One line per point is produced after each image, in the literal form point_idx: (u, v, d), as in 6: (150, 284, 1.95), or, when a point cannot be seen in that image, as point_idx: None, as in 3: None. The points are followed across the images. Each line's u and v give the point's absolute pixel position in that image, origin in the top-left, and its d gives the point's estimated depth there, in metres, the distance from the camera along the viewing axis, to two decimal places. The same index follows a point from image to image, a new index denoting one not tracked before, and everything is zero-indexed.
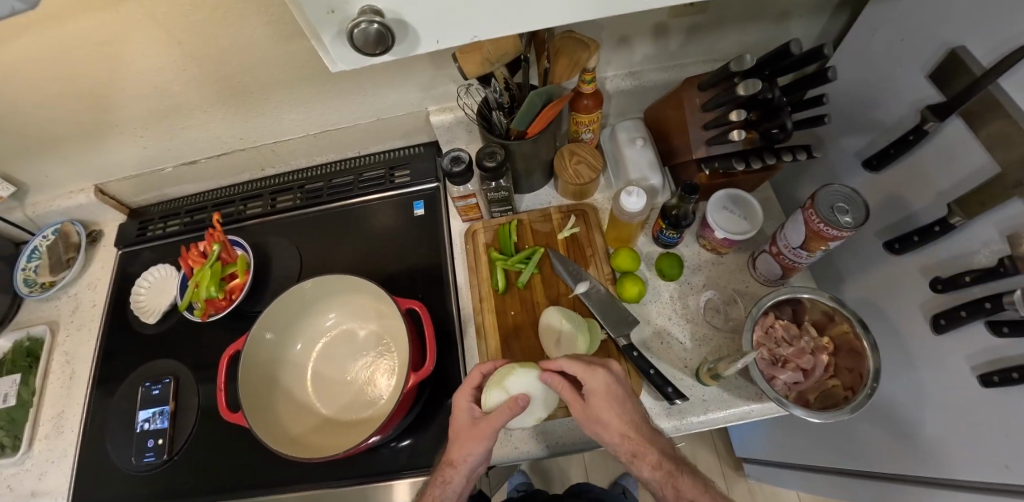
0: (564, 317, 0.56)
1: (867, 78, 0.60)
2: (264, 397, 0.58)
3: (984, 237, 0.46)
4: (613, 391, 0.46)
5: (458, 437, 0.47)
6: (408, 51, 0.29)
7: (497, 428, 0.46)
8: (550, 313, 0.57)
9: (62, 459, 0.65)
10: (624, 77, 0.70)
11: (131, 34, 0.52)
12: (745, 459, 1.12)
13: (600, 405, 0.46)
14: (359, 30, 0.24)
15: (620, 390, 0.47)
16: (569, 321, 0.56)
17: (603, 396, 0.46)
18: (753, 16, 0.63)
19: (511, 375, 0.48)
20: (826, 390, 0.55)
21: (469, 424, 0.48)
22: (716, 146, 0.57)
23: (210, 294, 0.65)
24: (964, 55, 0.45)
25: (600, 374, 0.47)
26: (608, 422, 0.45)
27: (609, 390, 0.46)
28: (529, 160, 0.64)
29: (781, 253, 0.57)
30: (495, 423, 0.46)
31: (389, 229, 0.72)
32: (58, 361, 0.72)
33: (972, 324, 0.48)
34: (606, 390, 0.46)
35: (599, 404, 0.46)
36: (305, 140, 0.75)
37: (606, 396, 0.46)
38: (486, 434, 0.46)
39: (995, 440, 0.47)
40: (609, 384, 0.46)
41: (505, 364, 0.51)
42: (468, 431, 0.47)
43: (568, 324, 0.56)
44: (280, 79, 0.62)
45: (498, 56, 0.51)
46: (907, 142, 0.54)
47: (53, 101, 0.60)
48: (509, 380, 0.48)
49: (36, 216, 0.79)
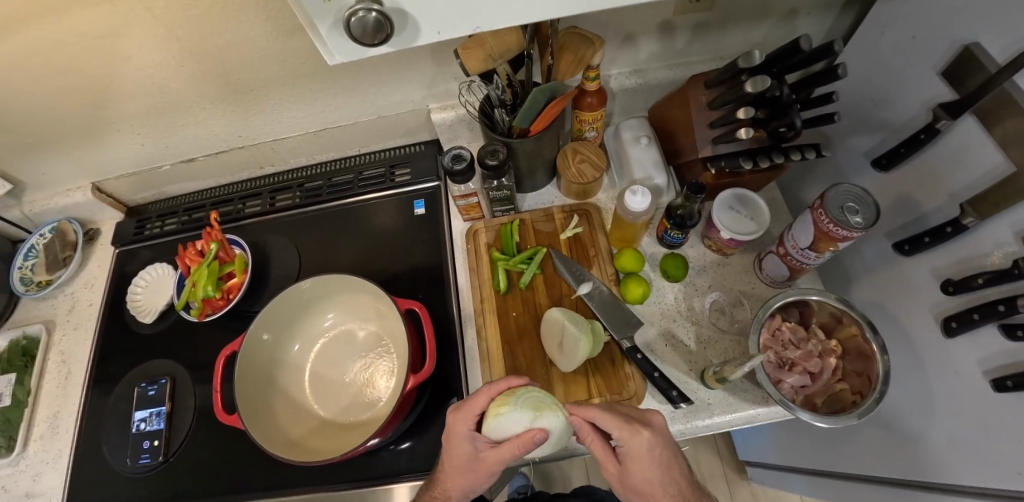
0: (566, 319, 0.54)
1: (877, 76, 0.59)
2: (262, 398, 0.57)
3: (996, 238, 0.45)
4: (652, 452, 0.43)
5: (456, 471, 0.45)
6: (407, 43, 0.28)
7: (501, 468, 0.44)
8: (553, 313, 0.56)
9: (57, 461, 0.65)
10: (629, 75, 0.69)
11: (129, 29, 0.51)
12: (749, 462, 1.10)
13: (639, 470, 0.44)
14: (356, 19, 0.24)
15: (658, 453, 0.44)
16: (571, 322, 0.54)
17: (639, 460, 0.43)
18: (760, 13, 0.62)
19: (545, 413, 0.44)
20: (834, 394, 0.54)
21: (470, 458, 0.45)
22: (722, 145, 0.56)
23: (207, 294, 0.64)
24: (978, 52, 0.44)
25: (641, 436, 0.43)
26: (642, 484, 0.44)
27: (647, 453, 0.43)
28: (531, 159, 0.63)
29: (789, 254, 0.56)
30: (499, 460, 0.43)
31: (389, 228, 0.71)
32: (54, 360, 0.72)
33: (985, 327, 0.47)
34: (646, 455, 0.43)
35: (635, 467, 0.44)
36: (305, 138, 0.74)
37: (642, 458, 0.43)
38: (488, 475, 0.44)
39: (1008, 447, 0.46)
40: (650, 446, 0.43)
41: (518, 394, 0.44)
42: (469, 469, 0.45)
43: (571, 326, 0.54)
44: (279, 75, 0.61)
45: (501, 52, 0.50)
46: (917, 142, 0.53)
47: (50, 97, 0.59)
48: (541, 415, 0.44)
49: (33, 214, 0.78)
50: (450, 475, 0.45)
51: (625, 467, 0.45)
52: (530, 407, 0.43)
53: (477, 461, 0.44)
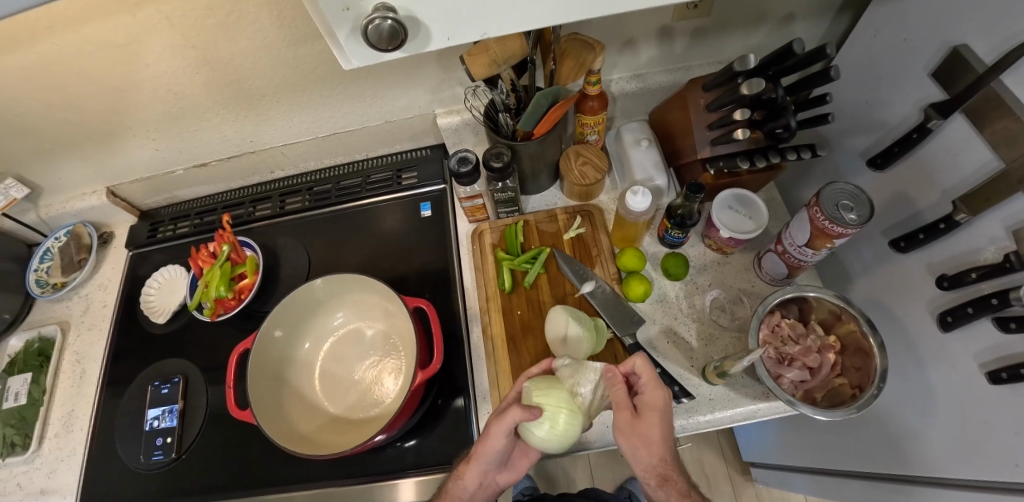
0: (567, 315, 0.56)
1: (870, 79, 0.61)
2: (274, 395, 0.58)
3: (990, 233, 0.46)
4: (663, 410, 0.45)
5: (480, 435, 0.49)
6: (420, 48, 0.30)
7: (502, 435, 0.46)
8: (555, 312, 0.58)
9: (71, 458, 0.66)
10: (629, 80, 0.71)
11: (149, 37, 0.53)
12: (753, 463, 1.10)
13: (652, 422, 0.45)
14: (373, 26, 0.26)
15: (671, 418, 0.45)
16: (570, 320, 0.56)
17: (653, 412, 0.45)
18: (756, 18, 0.64)
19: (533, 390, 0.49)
20: (833, 389, 0.55)
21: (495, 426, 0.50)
22: (720, 146, 0.58)
23: (220, 294, 0.66)
24: (967, 53, 0.46)
25: (658, 392, 0.45)
26: (645, 440, 0.45)
27: (658, 413, 0.45)
28: (535, 161, 0.65)
29: (786, 252, 0.57)
30: (501, 426, 0.46)
31: (396, 230, 0.73)
32: (68, 360, 0.73)
33: (980, 320, 0.48)
34: (655, 413, 0.45)
35: (647, 421, 0.45)
36: (313, 143, 0.76)
37: (657, 412, 0.45)
38: (494, 440, 0.47)
39: (1007, 439, 0.47)
40: (665, 405, 0.45)
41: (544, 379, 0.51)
42: (484, 431, 0.49)
43: (567, 321, 0.56)
44: (292, 82, 0.63)
45: (504, 58, 0.52)
46: (910, 141, 0.54)
47: (71, 104, 0.61)
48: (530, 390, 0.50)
49: (49, 218, 0.80)
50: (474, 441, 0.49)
51: (635, 423, 0.45)
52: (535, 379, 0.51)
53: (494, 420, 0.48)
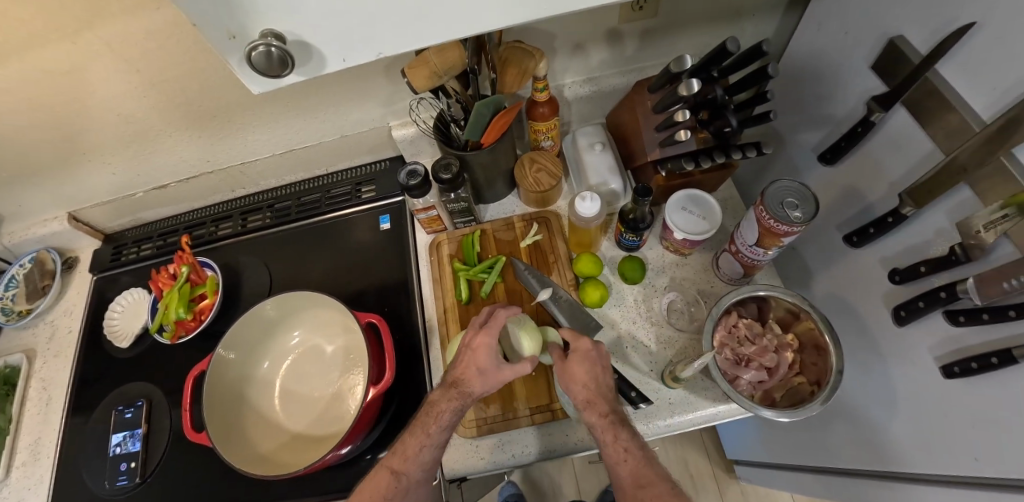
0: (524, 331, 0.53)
1: (817, 74, 0.61)
2: (232, 417, 0.58)
3: (937, 225, 0.46)
4: (594, 357, 0.49)
5: (479, 373, 0.47)
6: (317, 71, 0.30)
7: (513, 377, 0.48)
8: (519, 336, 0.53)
9: (38, 486, 0.66)
10: (583, 84, 0.71)
11: (91, 63, 0.53)
12: (737, 461, 1.09)
13: (577, 366, 0.48)
14: (258, 53, 0.26)
15: (603, 361, 0.49)
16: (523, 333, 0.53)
17: (577, 356, 0.48)
18: (703, 16, 0.63)
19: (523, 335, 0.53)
20: (792, 388, 0.54)
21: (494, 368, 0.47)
22: (669, 148, 0.57)
23: (179, 316, 0.66)
24: (903, 44, 0.45)
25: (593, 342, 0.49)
26: (573, 376, 0.48)
27: (592, 356, 0.49)
28: (488, 170, 0.64)
29: (739, 251, 0.57)
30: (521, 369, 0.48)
31: (356, 244, 0.73)
32: (35, 387, 0.73)
33: (932, 314, 0.48)
34: (591, 356, 0.48)
35: (571, 362, 0.48)
36: (272, 160, 0.75)
37: (583, 355, 0.48)
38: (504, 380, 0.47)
39: (965, 433, 0.46)
40: (592, 352, 0.49)
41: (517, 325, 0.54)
42: (491, 373, 0.47)
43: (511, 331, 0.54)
44: (242, 101, 0.63)
45: (446, 69, 0.51)
46: (856, 135, 0.54)
47: (22, 132, 0.61)
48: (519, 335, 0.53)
49: (13, 245, 0.80)
50: (476, 379, 0.47)
51: (565, 364, 0.49)
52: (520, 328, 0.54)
53: (501, 370, 0.47)
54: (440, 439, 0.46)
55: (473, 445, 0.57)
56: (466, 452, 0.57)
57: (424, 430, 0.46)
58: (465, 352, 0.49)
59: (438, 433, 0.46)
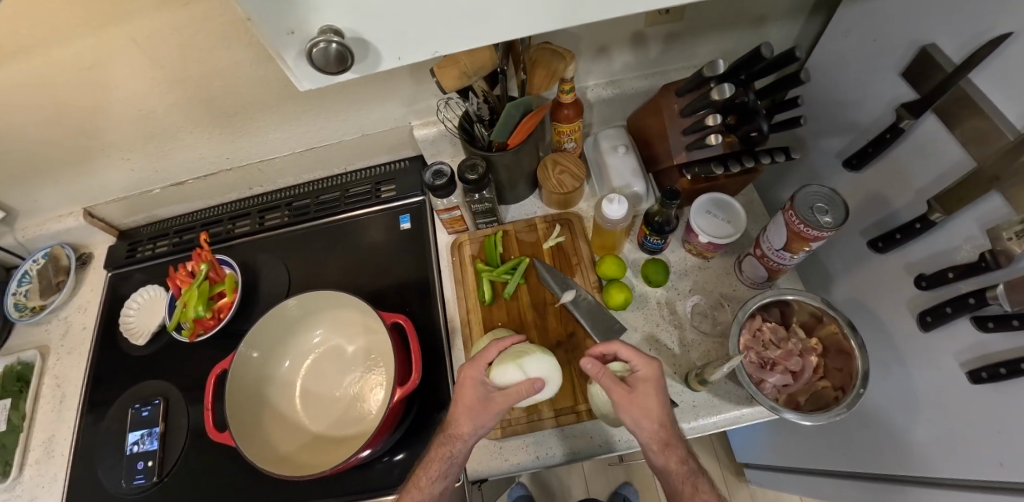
0: (513, 363, 0.50)
1: (842, 79, 0.61)
2: (252, 417, 0.58)
3: (966, 232, 0.46)
4: (659, 382, 0.47)
5: (466, 409, 0.47)
6: (371, 69, 0.29)
7: (506, 411, 0.47)
8: (502, 369, 0.50)
9: (52, 484, 0.65)
10: (605, 86, 0.71)
11: (118, 58, 0.52)
12: (746, 464, 1.10)
13: (646, 396, 0.46)
14: (318, 50, 0.25)
15: (666, 386, 0.47)
16: (523, 365, 0.50)
17: (646, 385, 0.46)
18: (728, 21, 0.63)
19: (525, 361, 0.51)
20: (817, 392, 0.55)
21: (481, 400, 0.48)
22: (695, 151, 0.58)
23: (198, 314, 0.65)
24: (935, 53, 0.46)
25: (654, 364, 0.47)
26: (645, 410, 0.45)
27: (657, 380, 0.47)
28: (512, 171, 0.64)
29: (765, 256, 0.57)
30: (507, 400, 0.47)
31: (376, 243, 0.73)
32: (48, 384, 0.72)
33: (958, 320, 0.48)
34: (655, 381, 0.47)
35: (642, 392, 0.46)
36: (292, 158, 0.75)
37: (653, 383, 0.47)
38: (494, 414, 0.47)
39: (990, 438, 0.47)
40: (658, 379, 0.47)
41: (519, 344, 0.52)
42: (478, 407, 0.47)
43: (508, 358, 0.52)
44: (264, 99, 0.62)
45: (475, 69, 0.51)
46: (884, 141, 0.54)
47: (41, 127, 0.60)
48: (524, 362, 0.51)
49: (26, 240, 0.79)
50: (461, 416, 0.47)
51: (632, 397, 0.46)
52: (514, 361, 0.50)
53: (491, 400, 0.47)
54: (432, 491, 0.46)
55: (497, 446, 0.57)
56: (491, 454, 0.56)
57: (418, 482, 0.47)
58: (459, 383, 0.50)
59: (429, 485, 0.46)
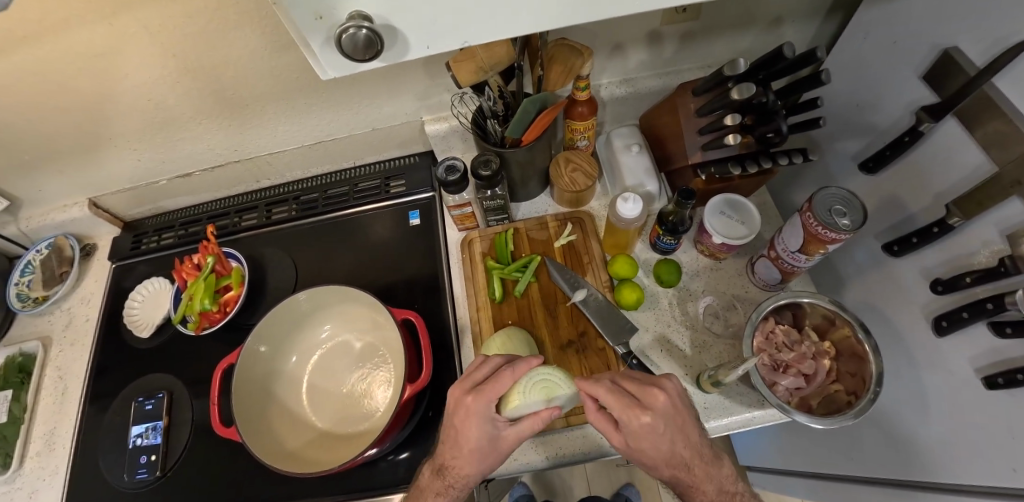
0: (541, 396, 0.46)
1: (859, 81, 0.61)
2: (258, 412, 0.57)
3: (984, 237, 0.46)
4: (657, 432, 0.40)
5: (469, 454, 0.44)
6: (398, 57, 0.28)
7: (515, 445, 0.44)
8: (525, 400, 0.46)
9: (53, 477, 0.64)
10: (619, 84, 0.70)
11: (128, 47, 0.52)
12: (750, 467, 1.10)
13: (642, 446, 0.41)
14: (347, 36, 0.24)
15: (666, 431, 0.41)
16: (551, 397, 0.47)
17: (642, 438, 0.41)
18: (745, 21, 0.63)
19: (557, 393, 0.47)
20: (829, 395, 0.54)
21: (489, 439, 0.44)
22: (711, 151, 0.57)
23: (204, 308, 0.64)
24: (957, 56, 0.45)
25: (639, 419, 0.40)
26: (645, 456, 0.42)
27: (653, 430, 0.40)
28: (524, 168, 0.64)
29: (780, 258, 0.57)
30: (514, 438, 0.44)
31: (385, 239, 0.72)
32: (50, 376, 0.72)
33: (974, 325, 0.48)
34: (648, 435, 0.40)
35: (639, 444, 0.41)
36: (301, 151, 0.74)
37: (650, 435, 0.40)
38: (502, 451, 0.44)
39: (1004, 444, 0.46)
40: (653, 428, 0.40)
41: (545, 370, 0.49)
42: (485, 448, 0.43)
43: (528, 382, 0.47)
44: (275, 91, 0.62)
45: (492, 63, 0.51)
46: (902, 144, 0.54)
47: (47, 115, 0.60)
48: (555, 394, 0.47)
49: (30, 230, 0.78)
50: (462, 460, 0.44)
51: (631, 446, 0.42)
52: (542, 393, 0.47)
53: (499, 439, 0.44)
54: None
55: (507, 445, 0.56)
56: None
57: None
58: (448, 429, 0.45)
59: None
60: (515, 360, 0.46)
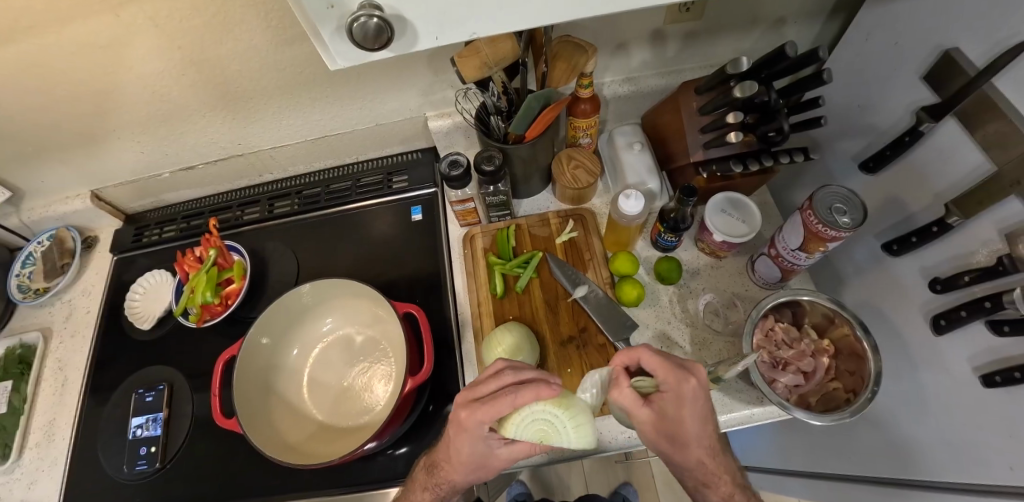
0: (535, 437, 0.41)
1: (861, 82, 0.61)
2: (259, 404, 0.57)
3: (983, 236, 0.46)
4: (699, 401, 0.40)
5: (461, 464, 0.44)
6: (407, 48, 0.29)
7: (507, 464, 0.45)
8: (517, 431, 0.41)
9: (53, 468, 0.64)
10: (622, 83, 0.71)
11: (134, 38, 0.52)
12: (747, 467, 1.11)
13: (681, 419, 0.40)
14: (358, 24, 0.24)
15: (705, 402, 0.41)
16: (546, 440, 0.42)
17: (685, 409, 0.40)
18: (747, 21, 0.63)
19: (553, 440, 0.41)
20: (827, 393, 0.54)
21: (480, 454, 0.43)
22: (713, 150, 0.58)
23: (205, 300, 0.64)
24: (958, 56, 0.46)
25: (687, 382, 0.40)
26: (679, 435, 0.40)
27: (697, 395, 0.40)
28: (527, 165, 0.64)
29: (780, 256, 0.57)
30: (505, 459, 0.44)
31: (387, 234, 0.72)
32: (50, 368, 0.72)
33: (972, 324, 0.48)
34: (693, 400, 0.40)
35: (681, 414, 0.40)
36: (305, 146, 0.75)
37: (691, 406, 0.40)
38: (493, 467, 0.45)
39: (1001, 443, 0.46)
40: (697, 395, 0.40)
41: (546, 404, 0.41)
42: (475, 463, 0.44)
43: (526, 417, 0.41)
44: (279, 84, 0.62)
45: (496, 60, 0.51)
46: (903, 144, 0.54)
47: (52, 105, 0.60)
48: (551, 439, 0.41)
49: (31, 222, 0.79)
50: (454, 469, 0.45)
51: (664, 422, 0.40)
52: (535, 435, 0.41)
53: (491, 457, 0.44)
54: None
55: None
56: None
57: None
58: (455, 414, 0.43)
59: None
60: (522, 383, 0.42)
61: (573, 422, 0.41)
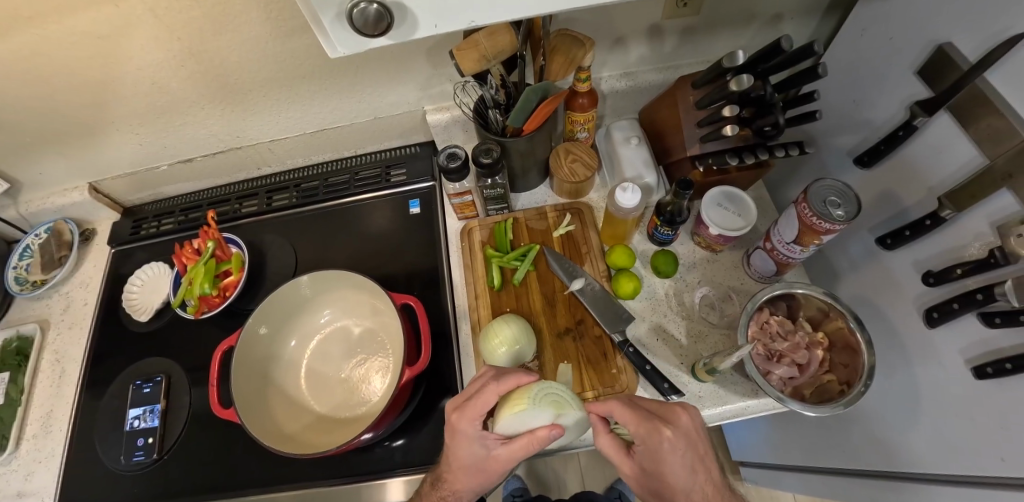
0: (550, 409, 0.43)
1: (856, 78, 0.62)
2: (257, 395, 0.57)
3: (975, 229, 0.47)
4: (678, 455, 0.40)
5: (463, 471, 0.44)
6: (406, 36, 0.29)
7: (512, 464, 0.43)
8: (531, 410, 0.43)
9: (50, 460, 0.64)
10: (619, 78, 0.71)
11: (134, 30, 0.52)
12: (744, 462, 1.11)
13: (659, 473, 0.41)
14: (358, 10, 0.24)
15: (686, 455, 0.40)
16: (558, 413, 0.44)
17: (664, 462, 0.40)
18: (745, 17, 0.64)
19: (567, 410, 0.44)
20: (822, 385, 0.55)
21: (479, 458, 0.43)
22: (709, 144, 0.58)
23: (204, 291, 0.64)
24: (951, 52, 0.46)
25: (656, 436, 0.40)
26: (661, 487, 0.41)
27: (673, 448, 0.40)
28: (525, 158, 0.64)
29: (775, 249, 0.57)
30: (503, 461, 0.43)
31: (385, 228, 0.72)
32: (47, 359, 0.71)
33: (964, 316, 0.49)
34: (667, 453, 0.40)
35: (658, 468, 0.41)
36: (303, 139, 0.75)
37: (668, 461, 0.40)
38: (495, 471, 0.43)
39: (993, 435, 0.47)
40: (675, 448, 0.40)
41: (540, 383, 0.45)
42: (475, 469, 0.43)
43: (538, 393, 0.44)
44: (277, 76, 0.62)
45: (494, 53, 0.51)
46: (897, 138, 0.55)
47: (51, 96, 0.60)
48: (563, 411, 0.44)
49: (29, 214, 0.79)
50: (457, 475, 0.45)
51: (644, 472, 0.42)
52: (550, 406, 0.43)
53: (489, 460, 0.43)
54: None
55: None
56: None
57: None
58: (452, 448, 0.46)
59: None
60: (504, 373, 0.45)
61: (574, 400, 0.45)
